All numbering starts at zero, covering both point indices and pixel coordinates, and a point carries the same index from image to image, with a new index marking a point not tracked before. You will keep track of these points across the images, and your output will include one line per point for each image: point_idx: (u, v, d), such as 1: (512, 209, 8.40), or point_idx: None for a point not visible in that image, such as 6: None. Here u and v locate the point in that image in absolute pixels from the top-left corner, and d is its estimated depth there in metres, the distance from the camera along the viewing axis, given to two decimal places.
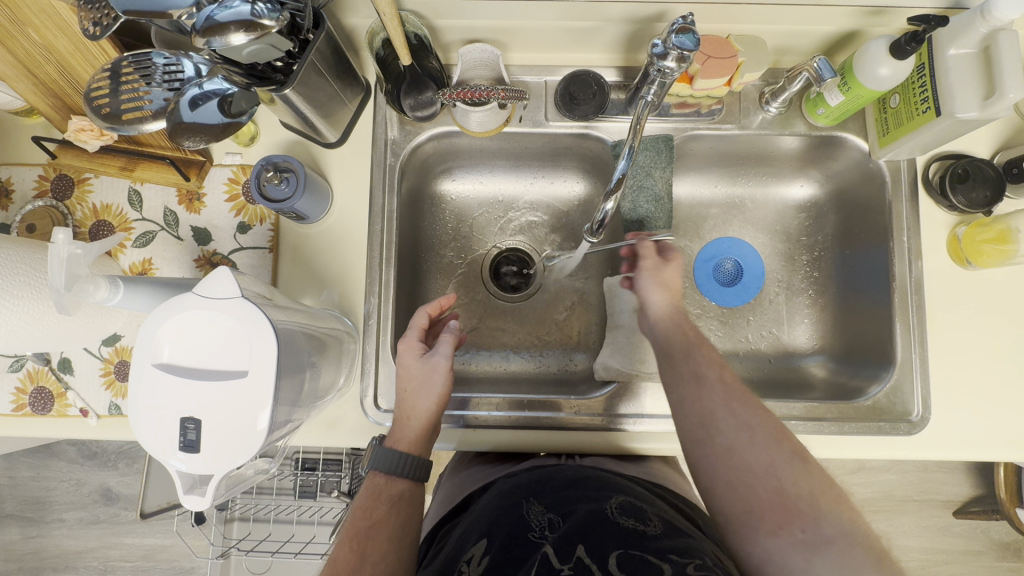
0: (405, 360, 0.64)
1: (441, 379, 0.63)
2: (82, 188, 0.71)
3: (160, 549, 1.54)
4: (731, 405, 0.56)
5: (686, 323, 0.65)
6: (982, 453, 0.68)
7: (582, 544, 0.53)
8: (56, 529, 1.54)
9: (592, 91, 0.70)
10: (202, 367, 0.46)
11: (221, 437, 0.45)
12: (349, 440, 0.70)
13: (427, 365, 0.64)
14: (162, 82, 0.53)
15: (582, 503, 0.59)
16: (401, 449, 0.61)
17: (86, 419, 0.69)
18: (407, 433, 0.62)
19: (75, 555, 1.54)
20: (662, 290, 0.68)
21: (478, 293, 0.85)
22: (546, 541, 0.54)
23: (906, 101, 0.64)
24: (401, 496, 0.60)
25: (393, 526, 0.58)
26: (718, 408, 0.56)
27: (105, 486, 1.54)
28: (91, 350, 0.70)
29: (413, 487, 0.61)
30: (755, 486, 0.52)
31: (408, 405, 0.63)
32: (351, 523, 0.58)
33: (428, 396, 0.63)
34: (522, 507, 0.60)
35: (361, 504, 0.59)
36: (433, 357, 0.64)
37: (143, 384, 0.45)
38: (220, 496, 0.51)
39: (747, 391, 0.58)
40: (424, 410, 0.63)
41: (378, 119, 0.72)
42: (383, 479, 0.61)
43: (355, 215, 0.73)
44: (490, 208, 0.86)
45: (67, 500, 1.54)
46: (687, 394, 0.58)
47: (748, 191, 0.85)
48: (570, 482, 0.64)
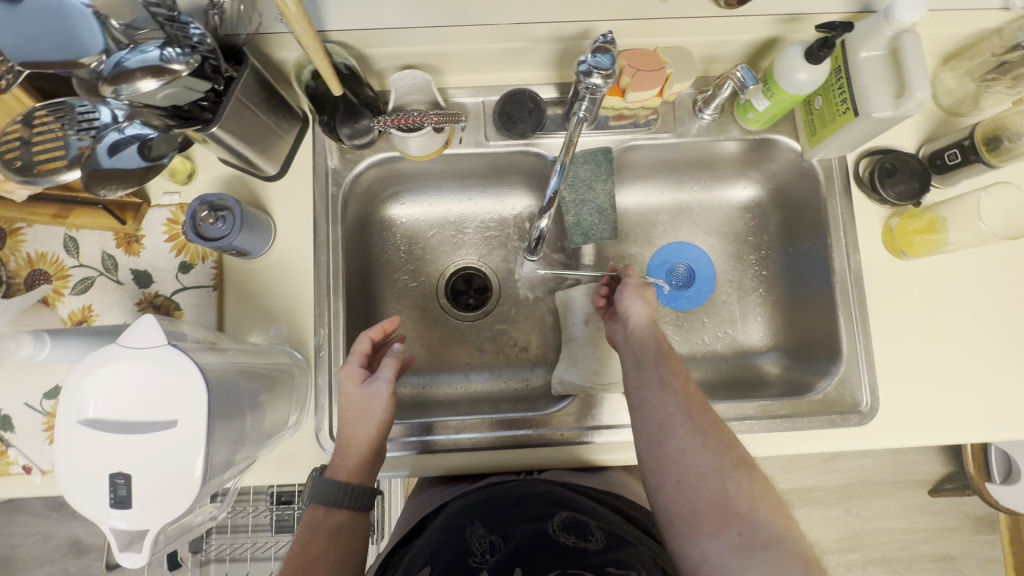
0: (345, 387, 0.64)
1: (381, 406, 0.63)
2: (14, 239, 0.70)
3: None
4: (690, 411, 0.56)
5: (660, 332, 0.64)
6: (930, 439, 0.70)
7: (520, 568, 0.55)
8: None
9: (528, 109, 0.71)
10: (131, 415, 0.44)
11: (147, 487, 0.43)
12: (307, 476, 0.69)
13: (366, 392, 0.63)
14: (78, 130, 0.52)
15: (522, 524, 0.61)
16: (340, 479, 0.61)
17: (30, 476, 0.67)
18: (347, 462, 0.62)
19: None
20: (643, 304, 0.66)
21: (435, 315, 0.85)
22: (485, 567, 0.57)
23: (829, 102, 0.66)
24: (341, 529, 0.59)
25: (333, 560, 0.57)
26: (678, 413, 0.55)
27: (74, 537, 1.49)
28: (31, 405, 0.67)
29: (354, 516, 0.61)
30: (702, 489, 0.51)
31: (348, 432, 0.62)
32: (289, 559, 0.57)
33: (367, 422, 0.62)
34: (466, 530, 0.62)
35: (300, 539, 0.58)
36: (374, 383, 0.63)
37: (69, 440, 0.44)
38: (162, 549, 0.49)
39: (707, 401, 0.58)
40: (363, 436, 0.62)
41: (317, 150, 0.72)
42: (322, 512, 0.60)
43: (299, 247, 0.72)
44: (441, 228, 0.86)
45: (35, 555, 1.48)
46: (649, 397, 0.57)
47: (693, 195, 0.87)
48: (516, 498, 0.66)
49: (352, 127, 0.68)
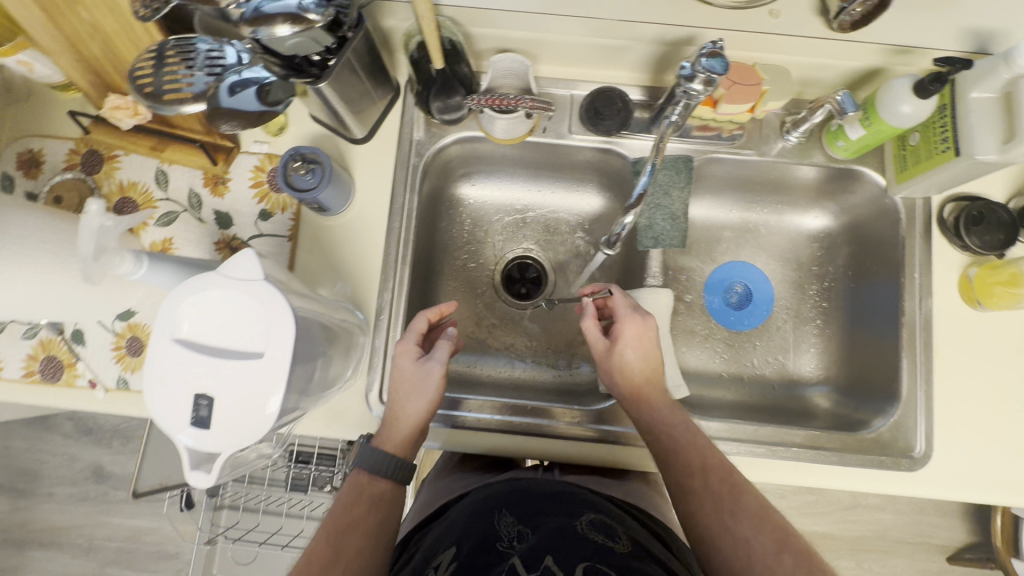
0: (400, 363, 0.65)
1: (433, 385, 0.63)
2: (111, 164, 0.73)
3: (147, 532, 1.53)
4: (725, 521, 0.58)
5: (654, 411, 0.65)
6: (983, 496, 0.68)
7: (550, 555, 0.55)
8: (45, 502, 1.54)
9: (617, 107, 0.72)
10: (220, 344, 0.46)
11: (228, 411, 0.45)
12: (350, 433, 0.70)
13: (421, 368, 0.64)
14: (203, 67, 0.54)
15: (552, 517, 0.62)
16: (387, 450, 0.62)
17: (93, 390, 0.70)
18: (394, 435, 0.63)
19: (62, 529, 1.53)
20: (626, 374, 0.67)
21: (488, 298, 0.86)
22: (513, 552, 0.57)
23: (927, 139, 0.65)
24: (383, 497, 0.62)
25: (370, 526, 0.59)
26: (712, 511, 0.59)
27: (98, 463, 1.54)
28: (104, 323, 0.70)
29: (395, 488, 0.63)
30: None
31: (397, 408, 0.63)
32: (331, 517, 0.60)
33: (419, 399, 0.63)
34: (493, 518, 0.63)
35: (343, 500, 0.61)
36: (429, 362, 0.65)
37: (161, 357, 0.46)
38: (222, 476, 0.51)
39: (733, 473, 0.61)
40: (413, 413, 0.63)
41: (405, 121, 0.74)
42: (366, 477, 0.62)
43: (375, 210, 0.74)
44: (506, 214, 0.87)
45: (59, 474, 1.54)
46: (686, 517, 0.61)
47: (763, 217, 0.86)
48: (544, 494, 0.67)
49: (444, 100, 0.70)
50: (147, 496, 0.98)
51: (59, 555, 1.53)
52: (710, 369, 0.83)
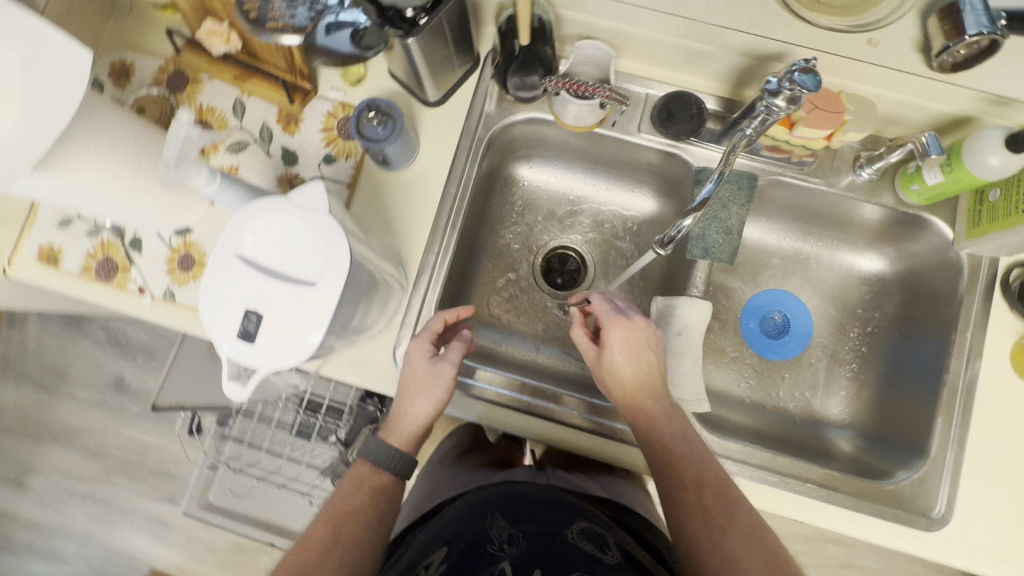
0: (412, 359, 0.64)
1: (443, 388, 0.64)
2: (194, 87, 0.75)
3: (152, 448, 1.59)
4: (717, 537, 0.58)
5: (650, 423, 0.63)
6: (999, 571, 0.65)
7: (537, 567, 0.59)
8: (65, 401, 1.62)
9: (691, 113, 0.72)
10: (275, 266, 0.48)
11: (271, 332, 0.47)
12: (371, 383, 0.71)
13: (433, 369, 0.64)
14: (305, 4, 0.56)
15: (540, 525, 0.65)
16: (393, 446, 0.65)
17: (141, 296, 0.73)
18: (399, 431, 0.65)
19: (77, 430, 1.61)
20: (619, 384, 0.64)
21: (525, 281, 0.86)
22: (503, 556, 0.61)
23: (1009, 196, 0.63)
24: (382, 489, 0.65)
25: (369, 516, 0.63)
26: (701, 529, 0.59)
27: (121, 374, 1.61)
28: (162, 236, 0.74)
29: (395, 482, 0.66)
30: None
31: (405, 406, 0.64)
32: (332, 506, 0.63)
33: (428, 401, 0.64)
34: (485, 522, 0.66)
35: (345, 490, 0.64)
36: (440, 364, 0.64)
37: (221, 268, 0.48)
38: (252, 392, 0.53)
39: (727, 490, 0.60)
40: (421, 413, 0.64)
41: (479, 92, 0.75)
42: (369, 468, 0.65)
43: (434, 173, 0.75)
44: (557, 202, 0.87)
45: (84, 377, 1.62)
46: (676, 527, 0.61)
47: (816, 250, 0.84)
48: (534, 500, 0.70)
49: (520, 77, 0.71)
50: (166, 410, 1.02)
51: (69, 454, 1.60)
52: (733, 392, 0.82)
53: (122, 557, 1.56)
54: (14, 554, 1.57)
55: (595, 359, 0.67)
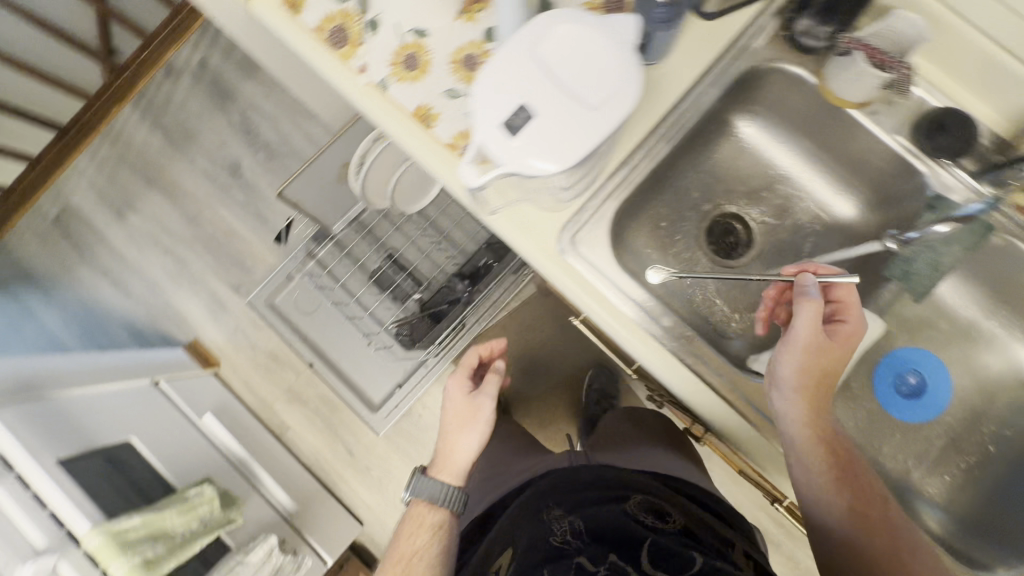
0: (458, 398, 0.87)
1: (487, 411, 0.85)
2: None
3: (238, 238, 1.67)
4: (881, 536, 0.65)
5: (827, 420, 0.66)
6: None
7: (614, 552, 0.74)
8: (183, 163, 1.71)
9: (964, 134, 0.67)
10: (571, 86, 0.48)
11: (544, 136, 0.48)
12: (526, 250, 0.72)
13: (475, 401, 0.86)
14: None
15: (593, 508, 0.84)
16: (445, 481, 0.83)
17: (358, 75, 0.75)
18: (445, 468, 0.85)
19: (183, 192, 1.70)
20: (807, 377, 0.65)
21: (688, 232, 0.84)
22: (571, 545, 0.76)
23: None
24: (440, 525, 0.83)
25: (436, 548, 0.81)
26: (875, 531, 0.66)
27: (239, 161, 1.69)
28: (399, 28, 0.74)
29: (449, 515, 0.84)
30: None
31: (439, 463, 0.85)
32: (398, 550, 0.81)
33: (467, 446, 0.85)
34: (544, 513, 0.84)
35: (409, 529, 0.83)
36: (480, 396, 0.87)
37: (513, 56, 0.48)
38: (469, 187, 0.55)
39: (880, 502, 0.68)
40: (459, 458, 0.85)
41: (755, 22, 0.71)
42: (425, 508, 0.84)
43: (678, 81, 0.71)
44: (756, 171, 0.83)
45: (207, 149, 1.70)
46: (838, 519, 0.67)
47: (993, 334, 0.78)
48: (580, 485, 0.90)
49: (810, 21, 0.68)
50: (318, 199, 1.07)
51: (167, 209, 1.70)
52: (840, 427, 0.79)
53: (175, 318, 1.67)
54: (92, 272, 1.71)
55: (787, 335, 0.66)
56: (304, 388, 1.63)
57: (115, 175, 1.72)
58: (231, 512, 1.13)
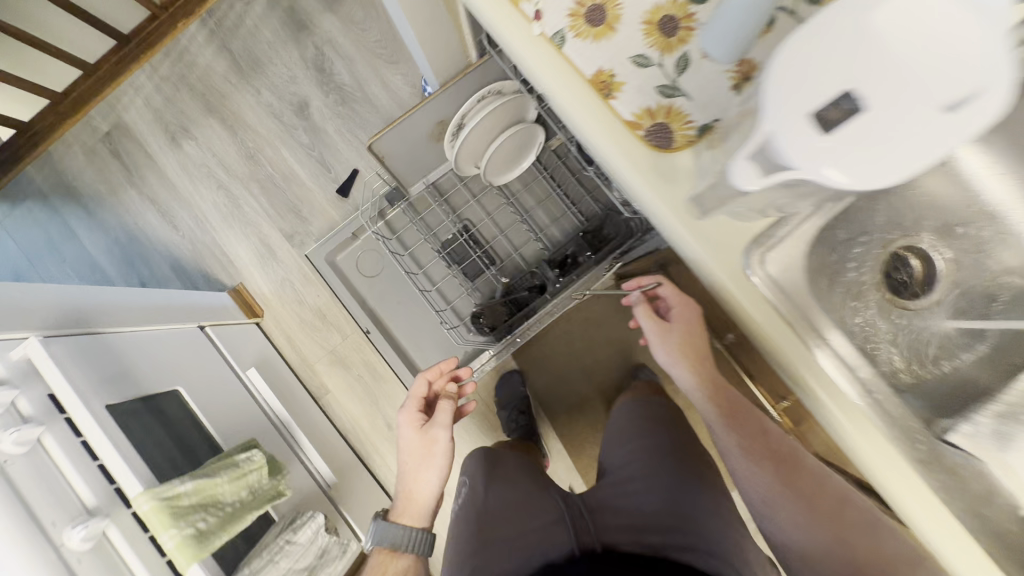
0: (410, 438, 0.97)
1: (435, 453, 0.96)
2: None
3: (297, 183, 1.56)
4: (810, 505, 0.71)
5: (722, 390, 0.82)
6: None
7: None
8: (248, 93, 1.58)
9: None
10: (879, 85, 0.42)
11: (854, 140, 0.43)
12: (704, 260, 0.61)
13: (426, 435, 0.97)
14: None
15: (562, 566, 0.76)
16: (409, 523, 0.93)
17: (531, 24, 0.63)
18: (407, 509, 0.94)
19: (243, 125, 1.58)
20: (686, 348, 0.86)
21: (864, 266, 0.73)
22: None
23: None
24: (405, 568, 0.93)
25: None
26: (801, 492, 0.72)
27: (308, 101, 1.56)
28: None
29: (412, 561, 0.93)
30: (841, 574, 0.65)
31: (410, 486, 0.96)
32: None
33: (429, 472, 0.95)
34: None
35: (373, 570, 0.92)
36: (432, 428, 0.98)
37: (850, 27, 0.42)
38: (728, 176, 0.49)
39: (866, 543, 0.66)
40: (424, 482, 0.95)
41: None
42: (387, 556, 0.93)
43: None
44: (968, 205, 0.69)
45: (275, 83, 1.57)
46: (758, 492, 0.74)
47: None
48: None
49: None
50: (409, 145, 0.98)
51: (225, 141, 1.58)
52: None
53: (222, 258, 1.58)
54: (138, 196, 1.60)
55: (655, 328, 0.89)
56: (348, 352, 1.54)
57: (173, 96, 1.60)
58: (277, 479, 1.05)
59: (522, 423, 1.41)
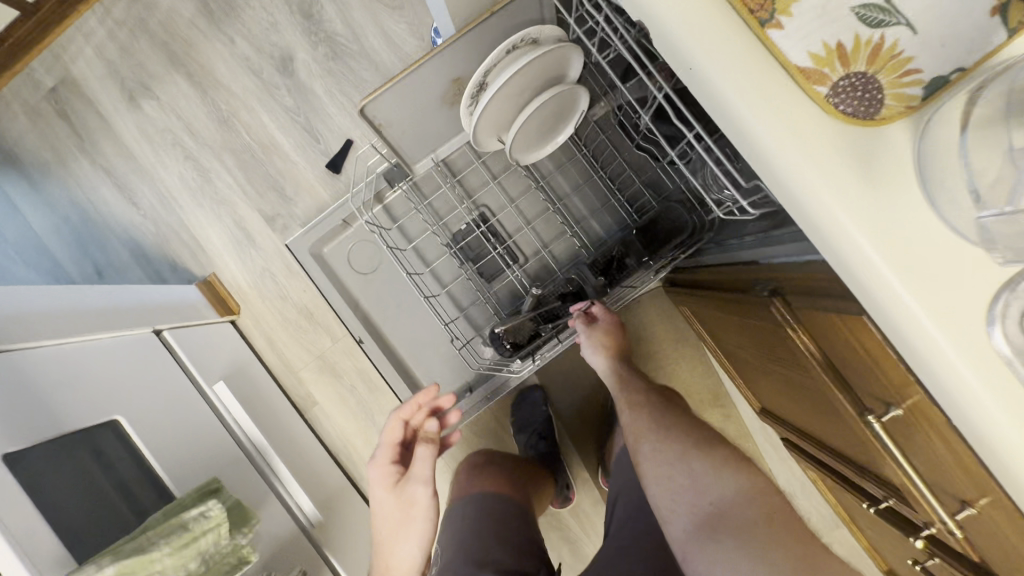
0: (386, 506, 0.80)
1: (416, 513, 0.77)
2: None
3: (279, 155, 1.30)
4: (689, 456, 0.78)
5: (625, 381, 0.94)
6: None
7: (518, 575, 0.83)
8: (219, 43, 1.30)
9: None
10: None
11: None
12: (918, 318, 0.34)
13: (405, 496, 0.78)
14: None
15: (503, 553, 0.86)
16: None
17: None
18: None
19: (214, 82, 1.30)
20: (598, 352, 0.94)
21: None
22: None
23: None
24: None
25: None
26: (691, 469, 0.77)
27: (292, 54, 1.28)
28: None
29: None
30: (732, 508, 0.71)
31: (387, 557, 0.77)
32: None
33: (409, 537, 0.77)
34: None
35: None
36: (410, 487, 0.79)
37: None
38: None
39: (719, 499, 0.73)
40: (407, 552, 0.77)
41: None
42: None
43: None
44: None
45: (252, 31, 1.29)
46: (660, 475, 0.78)
47: None
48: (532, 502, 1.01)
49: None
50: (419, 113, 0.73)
51: (192, 101, 1.32)
52: None
53: (190, 243, 1.33)
54: (90, 166, 1.34)
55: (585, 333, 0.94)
56: (338, 358, 1.31)
57: (131, 46, 1.32)
58: (240, 539, 0.83)
59: (542, 450, 1.20)
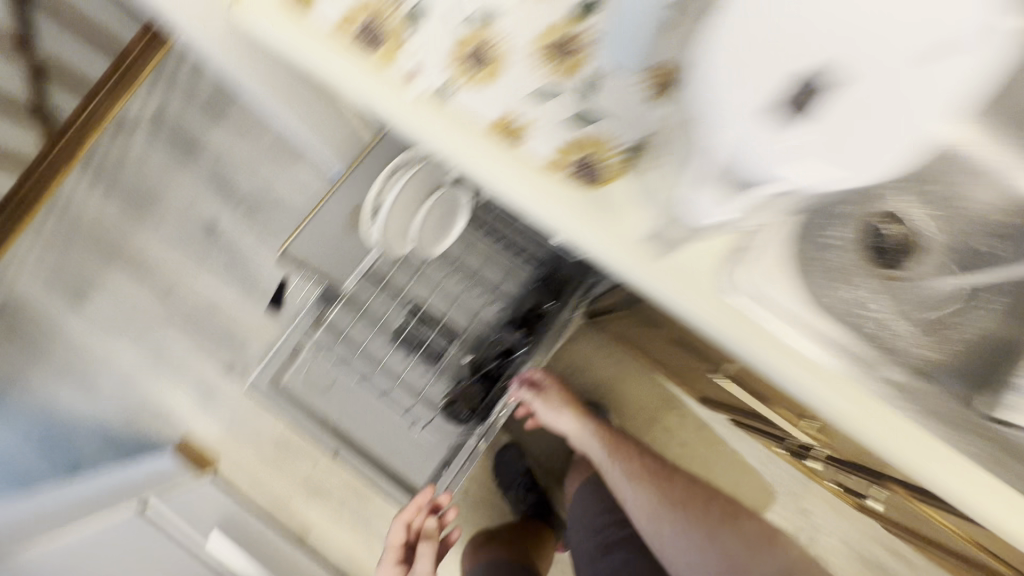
0: None
1: None
2: None
3: (224, 310, 1.41)
4: (653, 487, 1.11)
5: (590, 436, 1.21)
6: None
7: None
8: (149, 230, 1.45)
9: None
10: (718, 96, 0.32)
11: (919, 122, 0.30)
12: (675, 297, 0.49)
13: None
14: None
15: None
16: None
17: (404, 89, 0.54)
18: None
19: (151, 264, 1.44)
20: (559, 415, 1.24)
21: None
22: None
23: None
24: None
25: None
26: (690, 512, 1.07)
27: (215, 219, 1.44)
28: None
29: None
30: (717, 548, 1.03)
31: None
32: None
33: None
34: None
35: None
36: None
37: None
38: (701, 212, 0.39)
39: (726, 553, 1.02)
40: None
41: None
42: None
43: None
44: None
45: (176, 211, 1.45)
46: (628, 492, 1.11)
47: None
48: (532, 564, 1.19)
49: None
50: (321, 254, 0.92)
51: (134, 286, 1.44)
52: None
53: (159, 415, 1.41)
54: (50, 374, 1.42)
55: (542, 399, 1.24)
56: (324, 478, 1.37)
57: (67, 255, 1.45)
58: None
59: (532, 501, 1.31)
